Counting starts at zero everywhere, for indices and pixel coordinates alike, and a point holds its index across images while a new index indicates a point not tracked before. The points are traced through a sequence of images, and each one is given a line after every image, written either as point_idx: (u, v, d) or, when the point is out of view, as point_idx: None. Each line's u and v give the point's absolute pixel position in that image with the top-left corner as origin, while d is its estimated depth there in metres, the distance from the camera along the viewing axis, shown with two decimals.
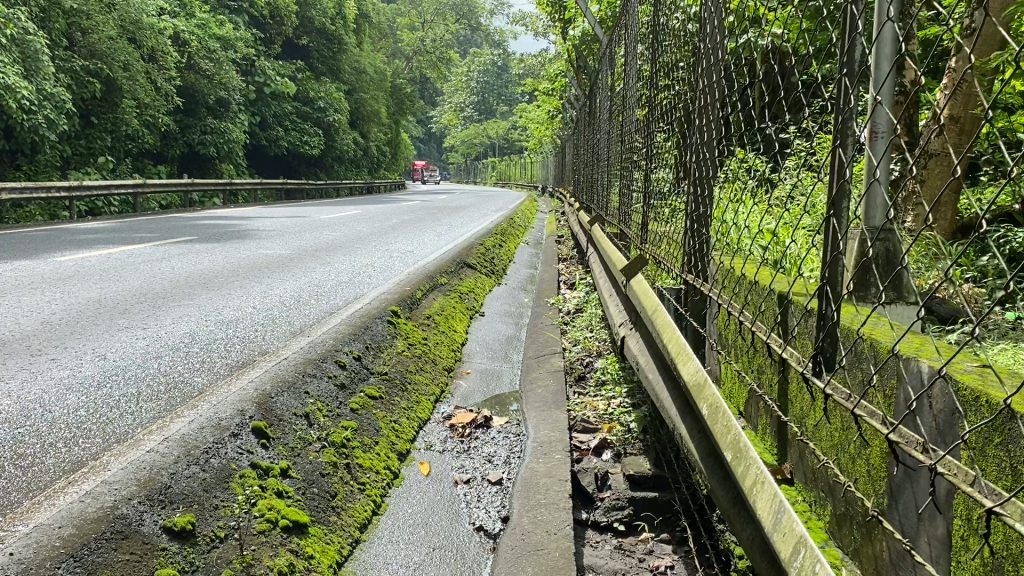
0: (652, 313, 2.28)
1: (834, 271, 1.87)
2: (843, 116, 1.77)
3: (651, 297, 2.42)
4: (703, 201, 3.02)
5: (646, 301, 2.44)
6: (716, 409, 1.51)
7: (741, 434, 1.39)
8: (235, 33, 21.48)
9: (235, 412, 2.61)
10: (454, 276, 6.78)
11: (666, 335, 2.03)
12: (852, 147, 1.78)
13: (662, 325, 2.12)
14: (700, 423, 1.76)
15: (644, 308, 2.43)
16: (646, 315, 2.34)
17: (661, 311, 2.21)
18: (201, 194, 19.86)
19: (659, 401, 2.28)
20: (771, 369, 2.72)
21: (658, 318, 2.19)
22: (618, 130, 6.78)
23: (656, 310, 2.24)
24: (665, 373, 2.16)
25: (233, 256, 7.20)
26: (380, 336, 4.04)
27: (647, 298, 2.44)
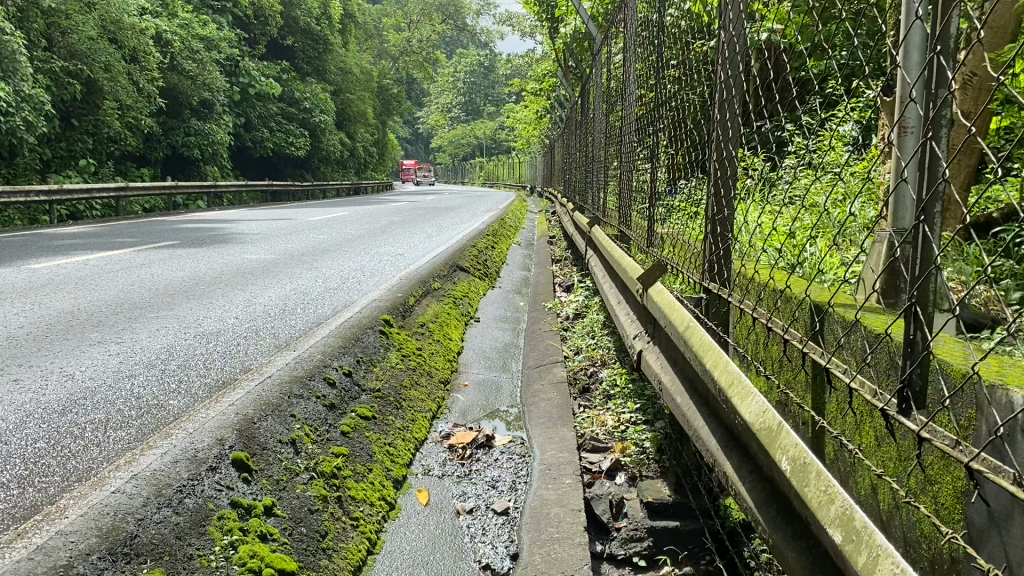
0: (684, 329, 2.05)
1: (926, 289, 1.45)
2: (935, 101, 1.39)
3: (681, 311, 2.17)
4: (722, 201, 2.77)
5: (674, 315, 2.19)
6: (800, 461, 1.27)
7: (846, 504, 1.13)
8: (219, 33, 21.14)
9: (213, 442, 2.34)
10: (447, 281, 6.52)
11: (708, 357, 1.80)
12: (947, 139, 1.38)
13: (699, 345, 1.89)
14: (759, 467, 1.50)
15: (673, 321, 2.18)
16: (676, 330, 2.10)
17: (697, 328, 1.98)
18: (185, 197, 19.51)
19: (689, 431, 2.03)
20: (804, 382, 2.47)
21: (694, 335, 1.96)
22: (615, 128, 6.53)
23: (691, 327, 2.00)
24: (703, 400, 1.91)
25: (216, 262, 6.92)
26: (371, 348, 3.77)
27: (675, 311, 2.20)
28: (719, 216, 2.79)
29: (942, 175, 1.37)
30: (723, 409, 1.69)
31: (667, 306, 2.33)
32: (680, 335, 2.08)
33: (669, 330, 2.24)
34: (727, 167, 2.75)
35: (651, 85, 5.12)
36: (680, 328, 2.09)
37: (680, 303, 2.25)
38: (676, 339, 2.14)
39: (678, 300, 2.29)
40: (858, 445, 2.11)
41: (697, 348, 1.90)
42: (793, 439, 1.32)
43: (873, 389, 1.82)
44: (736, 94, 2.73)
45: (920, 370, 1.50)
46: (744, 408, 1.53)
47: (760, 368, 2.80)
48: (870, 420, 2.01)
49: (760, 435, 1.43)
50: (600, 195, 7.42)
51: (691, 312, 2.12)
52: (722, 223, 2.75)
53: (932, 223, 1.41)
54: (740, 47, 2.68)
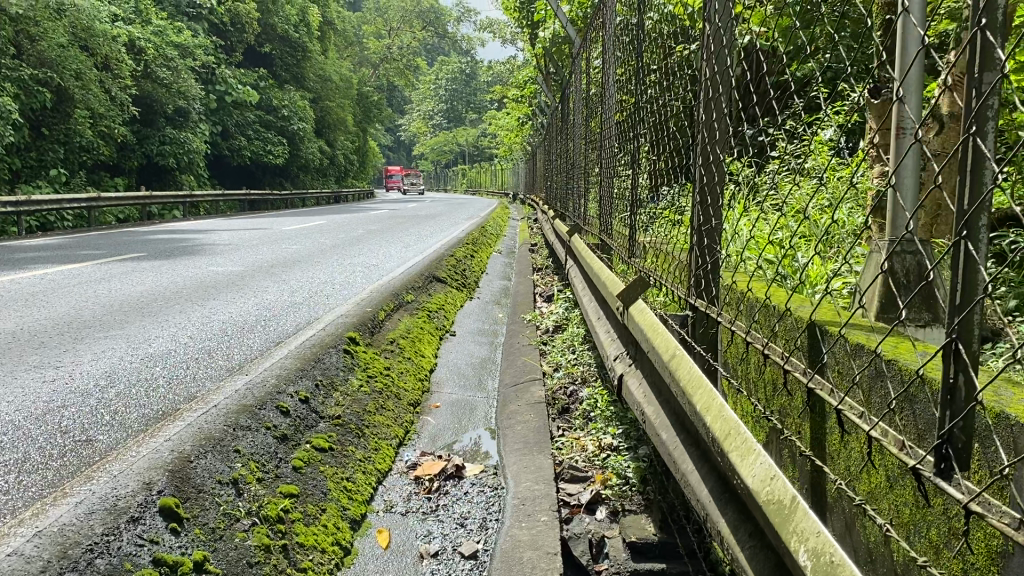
0: (668, 357, 1.81)
1: (971, 318, 1.20)
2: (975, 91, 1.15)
3: (663, 336, 1.93)
4: (704, 211, 2.52)
5: (655, 339, 1.96)
6: (822, 555, 1.02)
7: None
8: (195, 40, 20.76)
9: (138, 487, 2.06)
10: (422, 292, 6.25)
11: (699, 399, 1.56)
12: (994, 137, 1.14)
13: (688, 382, 1.65)
14: (767, 541, 1.24)
15: (654, 346, 1.94)
16: (659, 358, 1.86)
17: (685, 358, 1.74)
18: (160, 207, 19.11)
19: (673, 471, 1.77)
20: (803, 411, 2.24)
21: (680, 369, 1.72)
22: (595, 133, 6.29)
23: (677, 356, 1.77)
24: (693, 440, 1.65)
25: (181, 275, 6.63)
26: (333, 371, 3.50)
27: (657, 335, 1.96)
28: (700, 227, 2.55)
29: (988, 182, 1.13)
30: (719, 461, 1.43)
31: (647, 326, 2.09)
32: (664, 364, 1.84)
33: (650, 354, 2.00)
34: (710, 175, 2.50)
35: (631, 87, 4.88)
36: (664, 356, 1.85)
37: (663, 325, 2.02)
38: (660, 368, 1.90)
39: (660, 321, 2.05)
40: (866, 485, 1.87)
41: (685, 384, 1.65)
42: (813, 524, 1.06)
43: (897, 438, 1.57)
44: (718, 95, 2.48)
45: (963, 422, 1.23)
46: (746, 470, 1.28)
47: (751, 393, 2.57)
48: (879, 457, 1.78)
49: (768, 511, 1.18)
50: (581, 202, 7.17)
51: (675, 337, 1.89)
52: (704, 235, 2.51)
53: (976, 241, 1.17)
54: (723, 42, 2.44)
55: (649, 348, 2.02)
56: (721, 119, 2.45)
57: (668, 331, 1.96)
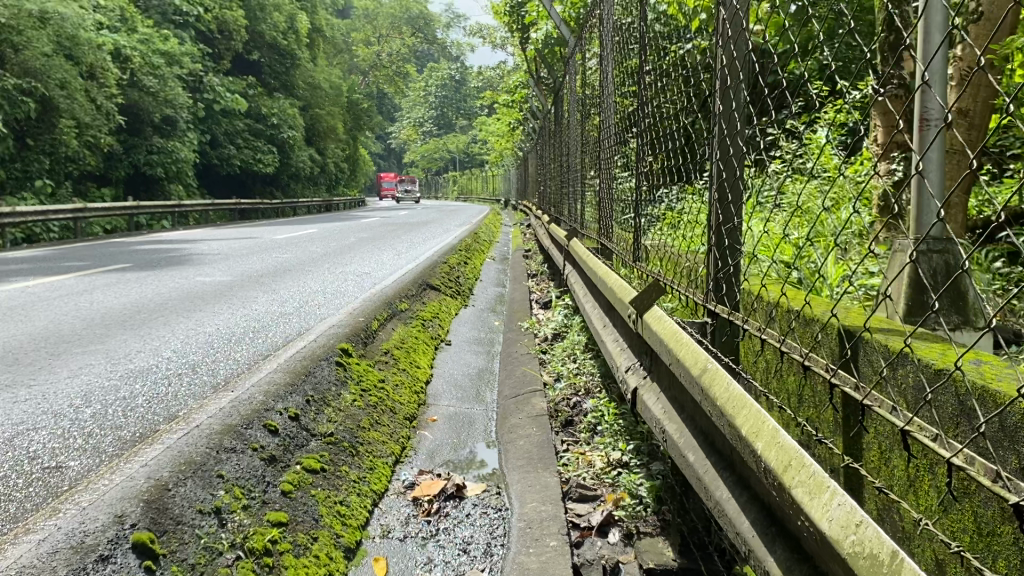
0: (701, 374, 1.61)
1: None
2: None
3: (692, 349, 1.74)
4: (715, 209, 2.36)
5: (682, 353, 1.76)
6: None
7: None
8: (182, 48, 20.51)
9: (109, 521, 1.87)
10: (415, 300, 6.06)
11: (745, 424, 1.36)
12: None
13: (729, 403, 1.45)
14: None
15: (681, 360, 1.75)
16: (688, 372, 1.67)
17: (722, 376, 1.54)
18: (148, 217, 18.88)
19: (709, 501, 1.55)
20: (836, 422, 2.08)
21: (717, 388, 1.52)
22: (592, 135, 6.11)
23: (712, 373, 1.57)
24: (739, 466, 1.43)
25: (166, 286, 6.43)
26: (324, 385, 3.31)
27: (684, 348, 1.77)
28: (711, 226, 2.39)
29: None
30: (780, 496, 1.20)
31: (670, 337, 1.90)
32: (696, 381, 1.65)
33: (675, 369, 1.81)
34: (719, 172, 2.34)
35: (630, 85, 4.70)
36: (696, 372, 1.65)
37: (688, 336, 1.83)
38: (689, 385, 1.70)
39: (685, 332, 1.86)
40: (915, 505, 1.71)
41: (727, 406, 1.45)
42: None
43: (972, 461, 1.40)
44: (727, 87, 2.31)
45: None
46: (819, 511, 1.06)
47: (776, 401, 2.42)
48: (931, 477, 1.63)
49: (855, 564, 0.95)
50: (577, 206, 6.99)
51: (706, 350, 1.70)
52: (716, 234, 2.34)
53: None
54: (733, 28, 2.24)
55: (674, 361, 1.82)
56: (728, 111, 2.29)
57: (696, 344, 1.76)
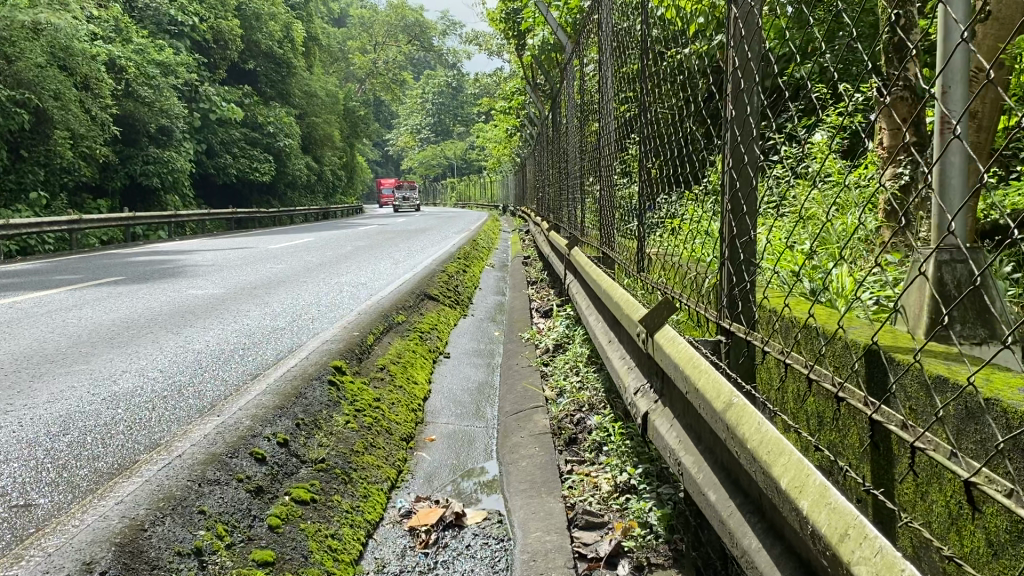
0: (728, 411, 1.45)
1: None
2: None
3: (715, 380, 1.57)
4: (726, 220, 2.22)
5: (705, 385, 1.60)
6: None
7: None
8: (177, 57, 20.36)
9: (78, 569, 1.71)
10: (413, 312, 5.92)
11: (787, 477, 1.19)
12: None
13: (765, 449, 1.28)
14: None
15: (703, 392, 1.58)
16: (711, 408, 1.52)
17: (754, 414, 1.37)
18: (143, 228, 18.72)
19: (738, 555, 1.39)
20: (863, 449, 1.94)
21: (750, 428, 1.35)
22: (591, 142, 5.98)
23: (741, 410, 1.41)
24: (774, 519, 1.27)
25: (157, 300, 6.27)
26: (316, 407, 3.17)
27: (706, 379, 1.60)
28: (723, 239, 2.24)
29: None
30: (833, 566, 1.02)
31: (688, 364, 1.73)
32: (721, 417, 1.48)
33: (695, 400, 1.65)
34: (730, 182, 2.20)
35: (631, 89, 4.55)
36: (722, 407, 1.49)
37: (708, 363, 1.66)
38: (713, 421, 1.54)
39: (706, 359, 1.70)
40: (958, 546, 1.56)
41: (762, 452, 1.28)
42: None
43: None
44: (739, 89, 2.16)
45: None
46: None
47: (796, 424, 2.28)
48: (975, 518, 1.48)
49: None
50: (577, 212, 6.85)
51: (731, 382, 1.53)
52: (728, 247, 2.20)
53: None
54: (746, 29, 2.09)
55: (694, 392, 1.66)
56: (738, 117, 2.15)
57: (719, 374, 1.60)
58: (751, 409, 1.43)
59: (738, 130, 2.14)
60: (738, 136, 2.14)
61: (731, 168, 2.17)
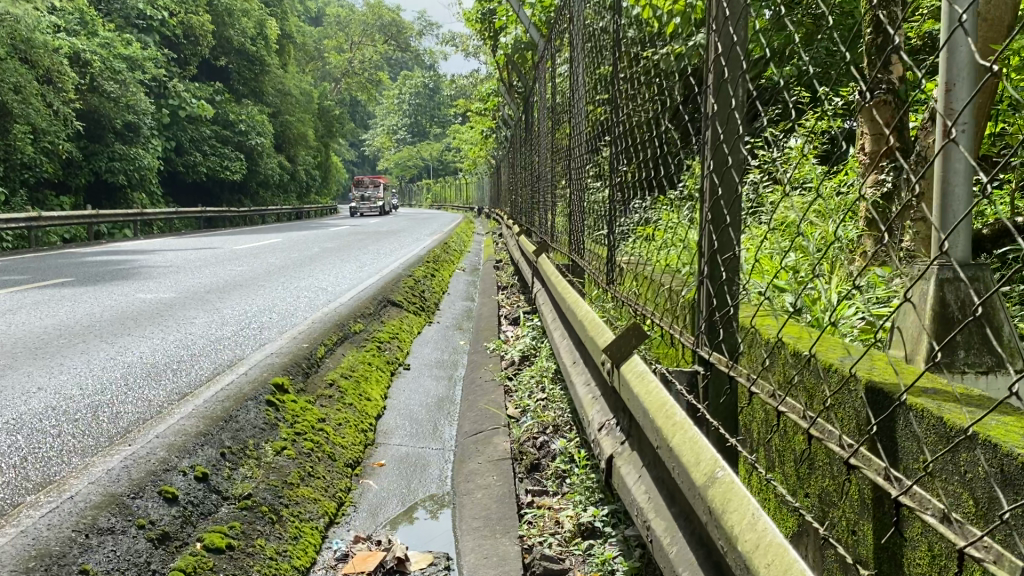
0: (711, 489, 1.12)
1: None
2: None
3: (696, 442, 1.25)
4: (704, 231, 1.90)
5: (682, 448, 1.27)
6: None
7: None
8: (145, 52, 19.80)
9: None
10: (373, 320, 5.58)
11: None
12: None
13: (764, 558, 0.93)
14: None
15: (681, 458, 1.26)
16: (694, 480, 1.18)
17: (746, 500, 1.04)
18: (107, 226, 18.18)
19: None
20: (864, 504, 1.66)
21: (740, 522, 1.02)
22: (563, 145, 5.67)
23: (729, 490, 1.08)
24: None
25: (99, 304, 5.88)
26: (246, 433, 2.84)
27: (684, 442, 1.27)
28: (701, 252, 1.92)
29: None
30: None
31: (661, 415, 1.41)
32: (702, 496, 1.15)
33: (670, 463, 1.32)
34: (708, 187, 1.88)
35: (604, 88, 4.24)
36: (703, 482, 1.16)
37: (685, 417, 1.34)
38: (692, 495, 1.21)
39: (682, 409, 1.37)
40: None
41: (760, 563, 0.93)
42: None
43: None
44: (720, 80, 1.82)
45: None
46: None
47: (785, 464, 2.00)
48: None
49: None
50: (548, 217, 6.54)
51: (716, 448, 1.21)
52: (707, 263, 1.88)
53: None
54: (730, 8, 1.75)
55: (669, 452, 1.34)
56: (719, 111, 1.81)
57: (700, 434, 1.27)
58: (740, 487, 1.10)
59: (719, 127, 1.81)
60: (721, 134, 1.81)
61: (710, 171, 1.85)
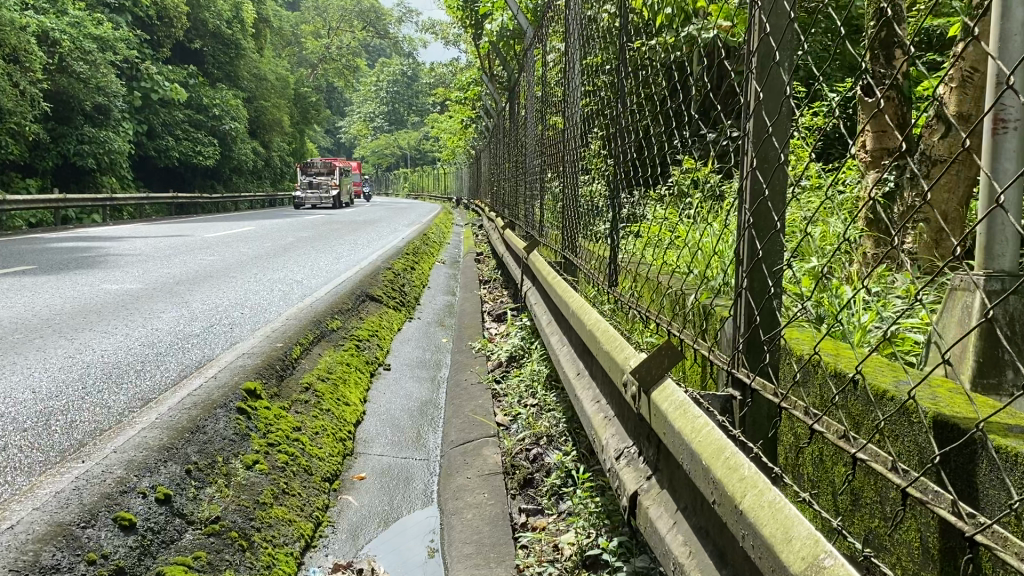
0: None
1: None
2: None
3: (777, 507, 0.95)
4: (743, 234, 1.66)
5: (757, 513, 0.98)
6: None
7: None
8: (116, 32, 19.18)
9: None
10: (352, 316, 5.33)
11: None
12: None
13: None
14: None
15: (757, 526, 0.96)
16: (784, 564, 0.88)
17: None
18: (75, 211, 17.70)
19: None
20: (927, 555, 1.45)
21: None
22: (552, 136, 5.42)
23: None
24: None
25: (61, 295, 5.57)
26: (216, 446, 2.58)
27: (759, 504, 0.98)
28: (739, 257, 1.69)
29: None
30: None
31: (719, 462, 1.12)
32: None
33: (736, 529, 1.03)
34: (750, 185, 1.64)
35: (601, 79, 4.01)
36: (800, 570, 0.86)
37: (755, 469, 1.05)
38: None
39: (746, 458, 1.08)
40: None
41: None
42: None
43: None
44: (769, 62, 1.57)
45: None
46: None
47: (824, 501, 1.80)
48: None
49: None
50: (535, 211, 6.31)
51: (810, 522, 0.91)
52: (746, 272, 1.64)
53: None
54: None
55: (734, 513, 1.05)
56: (765, 100, 1.57)
57: (780, 495, 0.98)
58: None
59: (765, 117, 1.57)
60: (770, 126, 1.55)
61: (752, 168, 1.61)
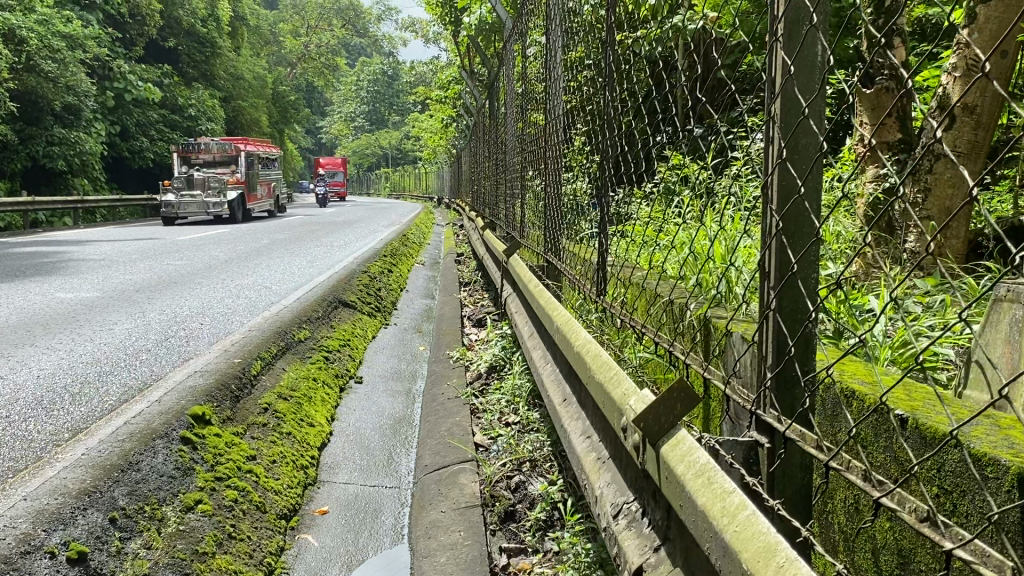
0: None
1: None
2: None
3: None
4: (769, 242, 1.38)
5: None
6: None
7: None
8: (87, 30, 18.56)
9: None
10: (322, 324, 5.00)
11: None
12: None
13: None
14: None
15: None
16: None
17: None
18: (45, 214, 17.20)
19: None
20: None
21: None
22: (534, 133, 5.07)
23: None
24: None
25: (9, 306, 5.20)
26: (152, 486, 2.25)
27: None
28: (765, 271, 1.41)
29: None
30: None
31: (767, 571, 0.84)
32: None
33: None
34: (777, 182, 1.36)
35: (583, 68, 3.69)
36: None
37: None
38: None
39: (810, 569, 0.79)
40: None
41: None
42: None
43: None
44: (803, 28, 1.28)
45: None
46: None
47: (861, 563, 1.51)
48: None
49: None
50: (516, 211, 5.98)
51: None
52: (775, 290, 1.37)
53: None
54: None
55: None
56: (796, 74, 1.29)
57: None
58: None
59: (800, 97, 1.29)
60: (807, 107, 1.27)
61: (782, 159, 1.33)
